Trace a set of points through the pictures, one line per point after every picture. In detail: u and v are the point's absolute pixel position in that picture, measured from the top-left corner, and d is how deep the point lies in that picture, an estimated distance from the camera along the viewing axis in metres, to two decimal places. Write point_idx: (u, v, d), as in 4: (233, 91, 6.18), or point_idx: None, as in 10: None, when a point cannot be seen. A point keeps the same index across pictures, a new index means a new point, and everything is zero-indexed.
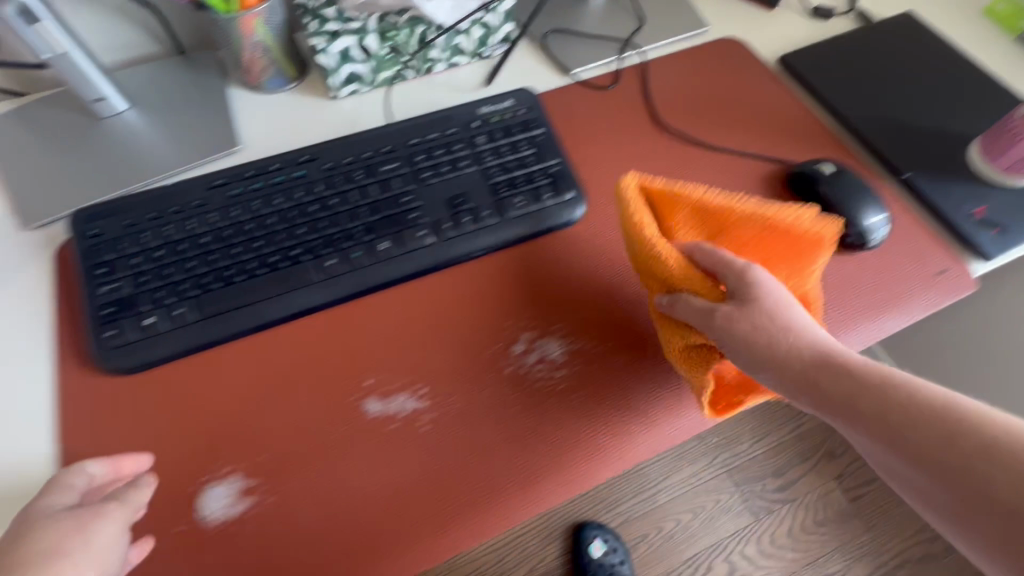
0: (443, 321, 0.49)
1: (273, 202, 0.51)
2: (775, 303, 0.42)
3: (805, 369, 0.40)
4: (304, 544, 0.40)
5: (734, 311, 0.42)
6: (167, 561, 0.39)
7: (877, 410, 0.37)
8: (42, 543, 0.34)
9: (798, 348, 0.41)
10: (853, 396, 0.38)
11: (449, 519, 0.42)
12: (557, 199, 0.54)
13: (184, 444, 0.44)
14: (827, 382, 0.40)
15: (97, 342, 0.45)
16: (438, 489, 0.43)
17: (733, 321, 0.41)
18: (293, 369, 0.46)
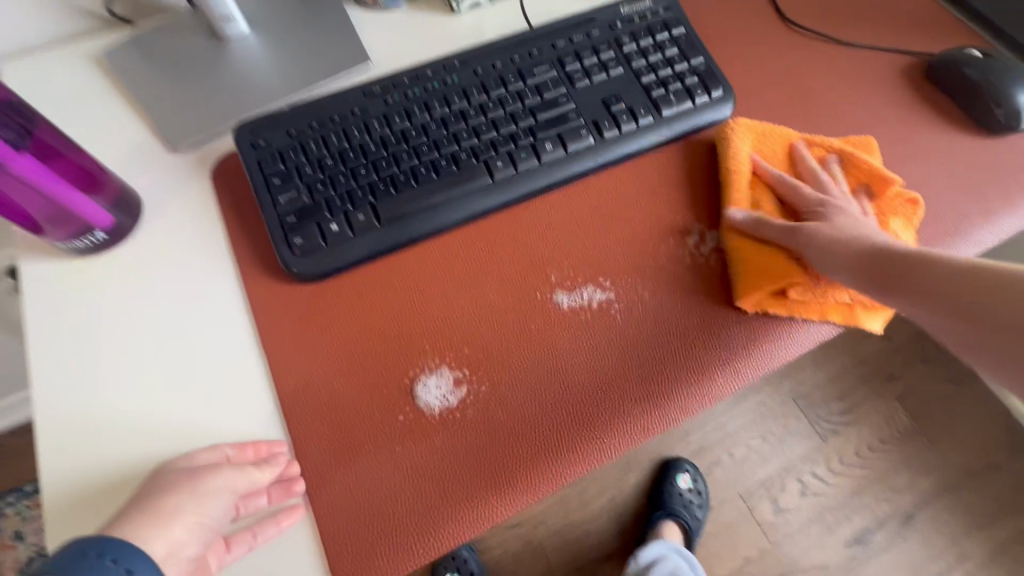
0: (615, 218, 0.49)
1: (432, 107, 0.50)
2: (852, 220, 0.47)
3: (882, 260, 0.43)
4: (524, 426, 0.42)
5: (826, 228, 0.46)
6: (397, 447, 0.41)
7: (909, 268, 0.41)
8: (185, 495, 0.36)
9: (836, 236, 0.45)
10: (929, 276, 0.40)
11: (654, 397, 0.44)
12: (709, 96, 0.53)
13: (387, 342, 0.44)
14: (895, 268, 0.42)
15: (285, 249, 0.45)
16: (640, 371, 0.44)
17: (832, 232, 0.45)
18: (478, 268, 0.47)
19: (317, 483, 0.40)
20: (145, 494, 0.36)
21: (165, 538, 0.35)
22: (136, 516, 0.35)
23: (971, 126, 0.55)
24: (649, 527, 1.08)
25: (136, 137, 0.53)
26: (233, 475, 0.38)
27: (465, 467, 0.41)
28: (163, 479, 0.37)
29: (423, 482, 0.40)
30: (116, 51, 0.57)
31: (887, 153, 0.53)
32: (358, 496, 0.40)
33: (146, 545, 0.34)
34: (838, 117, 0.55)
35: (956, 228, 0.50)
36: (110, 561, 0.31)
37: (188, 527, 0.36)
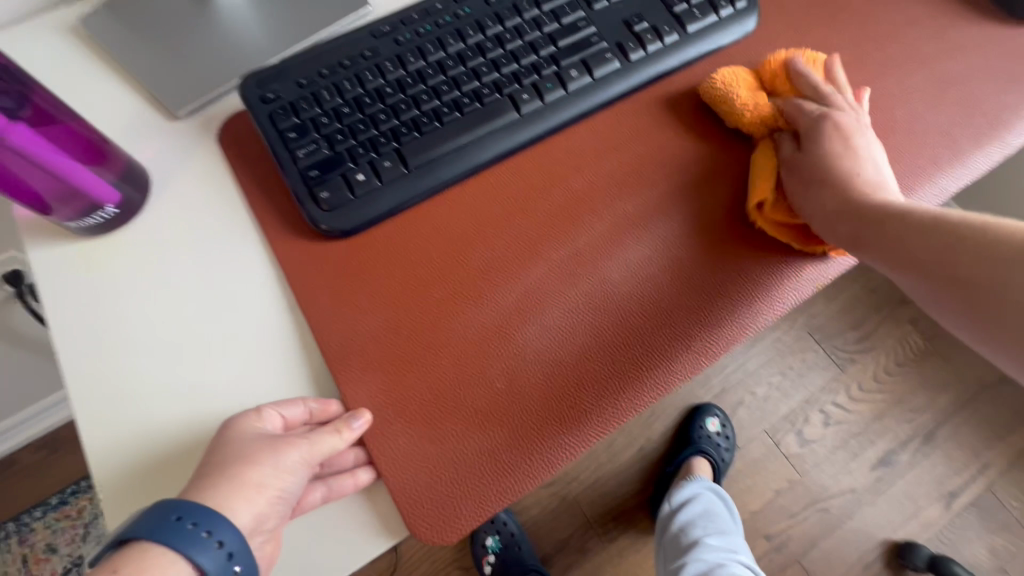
0: (648, 146, 0.47)
1: (447, 41, 0.46)
2: (866, 140, 0.44)
3: (852, 207, 0.41)
4: (582, 360, 0.41)
5: (846, 125, 0.44)
6: (458, 393, 0.40)
7: (902, 229, 0.39)
8: (261, 465, 0.34)
9: (847, 177, 0.43)
10: (931, 236, 0.37)
11: (712, 320, 0.42)
12: (733, 7, 0.50)
13: (435, 288, 0.43)
14: (874, 216, 0.40)
15: (312, 205, 0.42)
16: (695, 298, 0.42)
17: (841, 134, 0.44)
18: (514, 211, 0.45)
19: (379, 443, 0.38)
20: (218, 467, 0.34)
21: (250, 510, 0.33)
22: (217, 490, 0.33)
23: (999, 17, 0.53)
24: (678, 463, 1.09)
25: (130, 107, 0.49)
26: (318, 448, 0.36)
27: (528, 407, 0.39)
28: (239, 444, 0.35)
29: (485, 428, 0.39)
30: (92, 18, 0.52)
31: (919, 52, 0.51)
32: (425, 447, 0.38)
33: (233, 516, 0.33)
34: (866, 19, 0.53)
35: (1001, 120, 0.48)
36: (205, 533, 0.31)
37: (270, 502, 0.34)
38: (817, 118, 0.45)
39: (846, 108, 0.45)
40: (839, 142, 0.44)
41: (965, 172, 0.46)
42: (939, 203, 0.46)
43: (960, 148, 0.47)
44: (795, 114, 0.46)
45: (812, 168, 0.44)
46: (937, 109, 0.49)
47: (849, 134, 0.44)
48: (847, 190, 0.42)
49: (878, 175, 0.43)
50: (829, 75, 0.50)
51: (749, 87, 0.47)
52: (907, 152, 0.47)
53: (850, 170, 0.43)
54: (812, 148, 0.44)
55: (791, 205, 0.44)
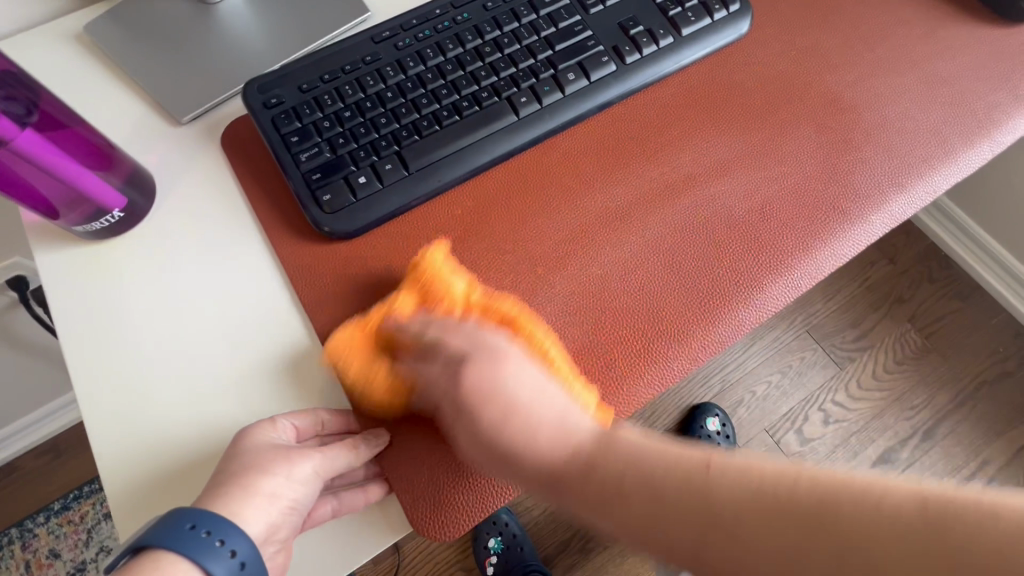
0: (644, 147, 0.48)
1: (446, 46, 0.47)
2: (514, 378, 0.37)
3: (544, 477, 0.35)
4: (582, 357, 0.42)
5: (461, 371, 0.38)
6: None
7: (665, 487, 0.32)
8: (276, 476, 0.35)
9: (513, 446, 0.36)
10: (764, 524, 0.29)
11: (708, 317, 0.43)
12: (727, 11, 0.51)
13: None
14: (584, 469, 0.34)
15: (314, 208, 0.43)
16: (692, 295, 0.43)
17: (488, 399, 0.37)
18: (514, 213, 0.46)
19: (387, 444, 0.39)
20: (234, 475, 0.35)
21: (262, 520, 0.34)
22: (233, 498, 0.34)
23: (989, 17, 0.54)
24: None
25: (136, 113, 0.50)
26: (333, 463, 0.37)
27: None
28: (254, 452, 0.36)
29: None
30: (98, 25, 0.53)
31: (911, 52, 0.52)
32: (430, 445, 0.39)
33: (245, 526, 0.33)
34: (858, 19, 0.54)
35: (991, 118, 0.49)
36: (217, 543, 0.31)
37: (282, 513, 0.35)
38: (463, 357, 0.38)
39: (473, 350, 0.38)
40: (476, 399, 0.37)
41: (957, 170, 0.47)
42: (931, 201, 0.47)
43: (952, 146, 0.48)
44: (421, 383, 0.39)
45: (465, 445, 0.37)
46: (929, 108, 0.49)
47: (486, 386, 0.37)
48: (553, 451, 0.36)
49: (561, 407, 0.37)
50: (821, 75, 0.51)
51: (360, 342, 0.40)
52: (899, 151, 0.48)
53: (500, 421, 0.36)
54: (438, 382, 0.39)
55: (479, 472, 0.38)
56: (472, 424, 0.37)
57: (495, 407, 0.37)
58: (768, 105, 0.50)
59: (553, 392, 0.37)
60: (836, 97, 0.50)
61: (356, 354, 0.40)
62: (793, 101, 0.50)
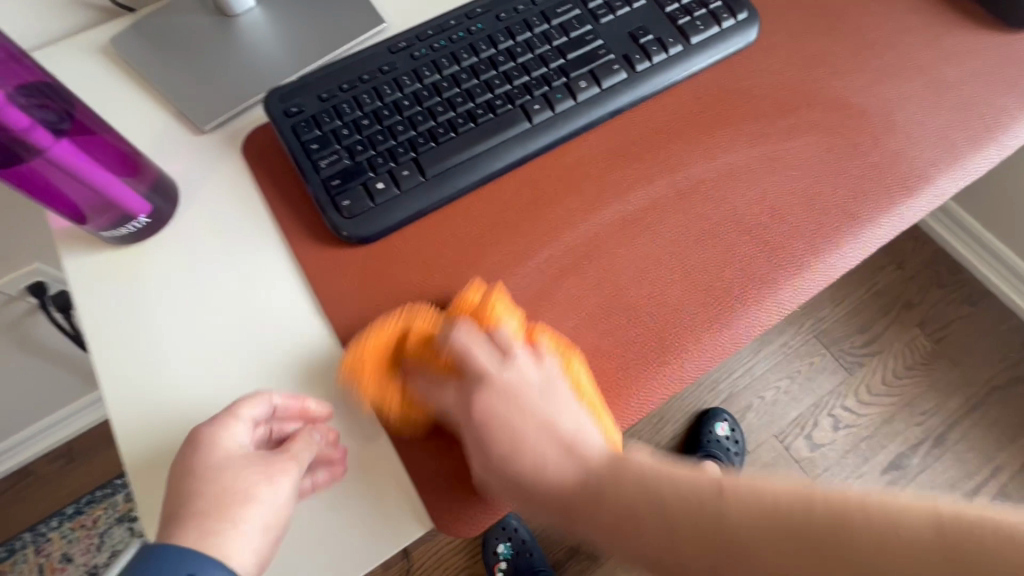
0: (654, 152, 0.49)
1: (461, 56, 0.49)
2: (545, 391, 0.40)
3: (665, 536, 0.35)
4: (595, 359, 0.42)
5: (492, 387, 0.40)
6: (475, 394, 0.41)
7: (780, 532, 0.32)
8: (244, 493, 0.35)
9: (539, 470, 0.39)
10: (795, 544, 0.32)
11: (719, 318, 0.43)
12: (734, 19, 0.52)
13: (453, 291, 0.44)
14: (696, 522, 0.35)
15: (334, 213, 0.44)
16: (704, 297, 0.44)
17: (524, 397, 0.40)
18: (527, 217, 0.47)
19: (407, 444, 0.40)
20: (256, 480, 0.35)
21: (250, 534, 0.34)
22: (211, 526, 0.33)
23: (994, 23, 0.54)
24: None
25: (159, 122, 0.52)
26: (301, 454, 0.37)
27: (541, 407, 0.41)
28: (213, 474, 0.35)
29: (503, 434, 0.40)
30: (124, 39, 0.55)
31: (917, 58, 0.53)
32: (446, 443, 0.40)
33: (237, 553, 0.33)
34: (864, 28, 0.55)
35: (999, 122, 0.49)
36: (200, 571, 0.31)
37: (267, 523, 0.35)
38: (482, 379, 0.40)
39: (492, 372, 0.40)
40: (508, 409, 0.40)
41: (964, 175, 0.48)
42: (939, 204, 0.48)
43: (958, 150, 0.49)
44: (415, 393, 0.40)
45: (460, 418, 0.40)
46: (936, 114, 0.50)
47: (522, 398, 0.40)
48: (698, 484, 0.36)
49: (570, 429, 0.39)
50: (829, 81, 0.52)
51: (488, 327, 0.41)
52: (907, 157, 0.49)
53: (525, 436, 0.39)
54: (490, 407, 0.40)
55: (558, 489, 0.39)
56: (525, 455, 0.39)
57: (487, 432, 0.39)
58: (773, 109, 0.51)
59: (571, 414, 0.40)
60: (844, 103, 0.51)
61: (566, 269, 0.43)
62: (801, 107, 0.51)
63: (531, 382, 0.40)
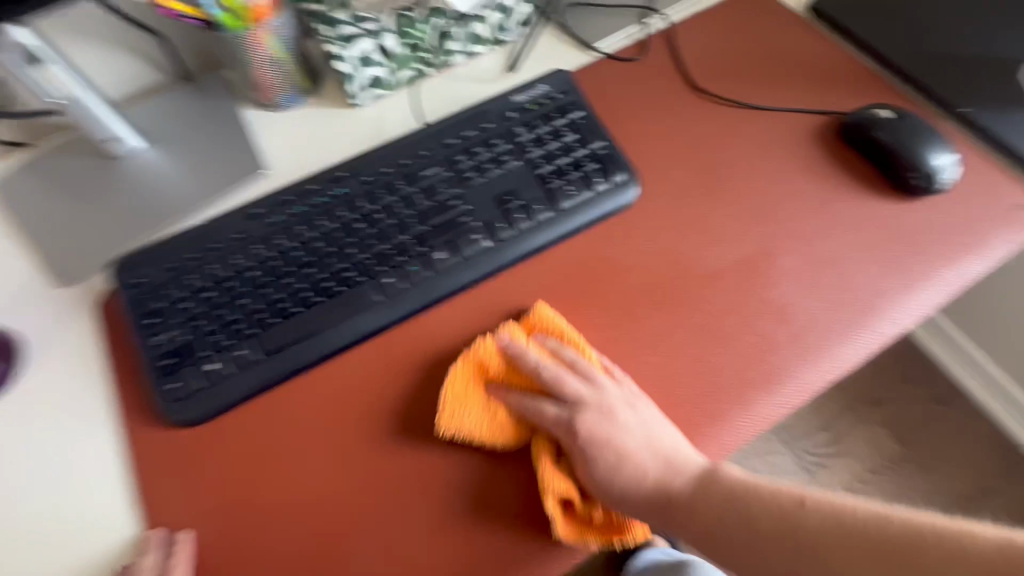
0: (507, 326, 0.47)
1: (318, 224, 0.48)
2: (619, 426, 0.42)
3: (753, 527, 0.39)
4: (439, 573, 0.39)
5: (577, 405, 0.42)
6: None
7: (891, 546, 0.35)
8: None
9: (718, 479, 0.41)
10: (850, 539, 0.36)
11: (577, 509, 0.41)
12: (610, 181, 0.51)
13: (275, 481, 0.42)
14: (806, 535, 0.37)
15: (161, 394, 0.43)
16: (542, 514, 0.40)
17: (593, 407, 0.42)
18: (366, 399, 0.45)
19: None
20: None
21: None
22: None
23: (888, 189, 0.52)
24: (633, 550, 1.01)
25: (25, 270, 0.52)
26: None
27: None
28: None
29: None
30: (12, 179, 0.56)
31: (801, 226, 0.51)
32: None
33: None
34: (749, 190, 0.53)
35: (876, 307, 0.47)
36: None
37: None
38: (576, 404, 0.42)
39: (584, 393, 0.43)
40: (618, 458, 0.41)
41: (835, 366, 0.45)
42: (806, 398, 0.45)
43: (822, 336, 0.46)
44: (553, 429, 0.42)
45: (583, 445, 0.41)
46: (813, 295, 0.48)
47: (613, 415, 0.42)
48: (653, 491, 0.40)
49: (666, 445, 0.42)
50: (705, 250, 0.50)
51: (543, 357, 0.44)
52: (776, 344, 0.46)
53: (671, 483, 0.40)
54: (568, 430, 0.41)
55: (626, 517, 0.40)
56: (588, 459, 0.41)
57: (601, 451, 0.41)
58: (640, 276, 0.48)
59: (624, 416, 0.42)
60: (716, 275, 0.49)
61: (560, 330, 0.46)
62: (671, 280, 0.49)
63: (615, 401, 0.43)
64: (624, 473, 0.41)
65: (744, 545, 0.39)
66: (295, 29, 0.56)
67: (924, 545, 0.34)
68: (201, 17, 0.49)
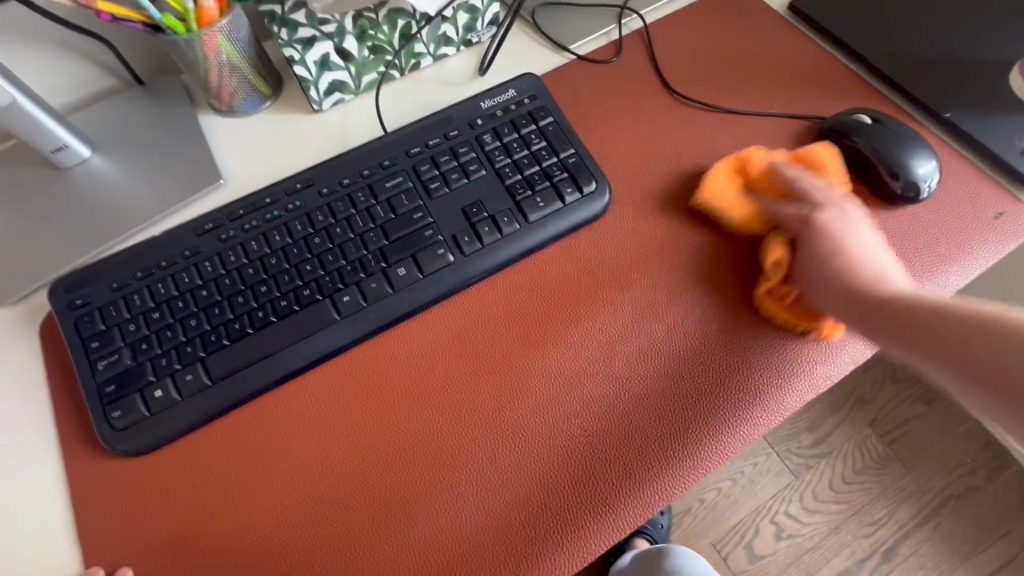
0: (472, 344, 0.45)
1: (272, 240, 0.46)
2: (851, 227, 0.44)
3: (872, 302, 0.39)
4: None
5: (812, 206, 0.46)
6: None
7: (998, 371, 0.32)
8: None
9: (848, 271, 0.41)
10: (933, 334, 0.35)
11: (562, 538, 0.39)
12: (581, 192, 0.49)
13: (224, 514, 0.40)
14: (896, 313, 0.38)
15: (104, 424, 0.41)
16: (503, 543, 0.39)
17: (819, 220, 0.44)
18: (323, 425, 0.43)
19: None
20: None
21: None
22: None
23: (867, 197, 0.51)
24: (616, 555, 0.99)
25: None
26: None
27: None
28: None
29: None
30: None
31: None
32: None
33: None
34: None
35: None
36: None
37: None
38: (811, 210, 0.45)
39: (824, 200, 0.46)
40: (833, 242, 0.43)
41: (811, 385, 0.43)
42: (783, 417, 0.43)
43: (797, 349, 0.44)
44: (795, 226, 0.45)
45: (806, 267, 0.44)
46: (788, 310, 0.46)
47: (851, 228, 0.44)
48: (856, 281, 0.41)
49: (885, 266, 0.42)
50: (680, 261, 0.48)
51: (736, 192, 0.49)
52: (749, 361, 0.44)
53: (851, 264, 0.42)
54: (807, 230, 0.45)
55: (810, 300, 0.43)
56: (806, 265, 0.44)
57: (838, 255, 0.42)
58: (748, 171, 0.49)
59: (854, 217, 0.45)
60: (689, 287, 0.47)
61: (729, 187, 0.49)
62: (644, 292, 0.47)
63: (832, 205, 0.45)
64: (817, 280, 0.42)
65: (981, 364, 0.33)
66: (250, 30, 0.53)
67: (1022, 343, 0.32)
68: (146, 20, 0.47)
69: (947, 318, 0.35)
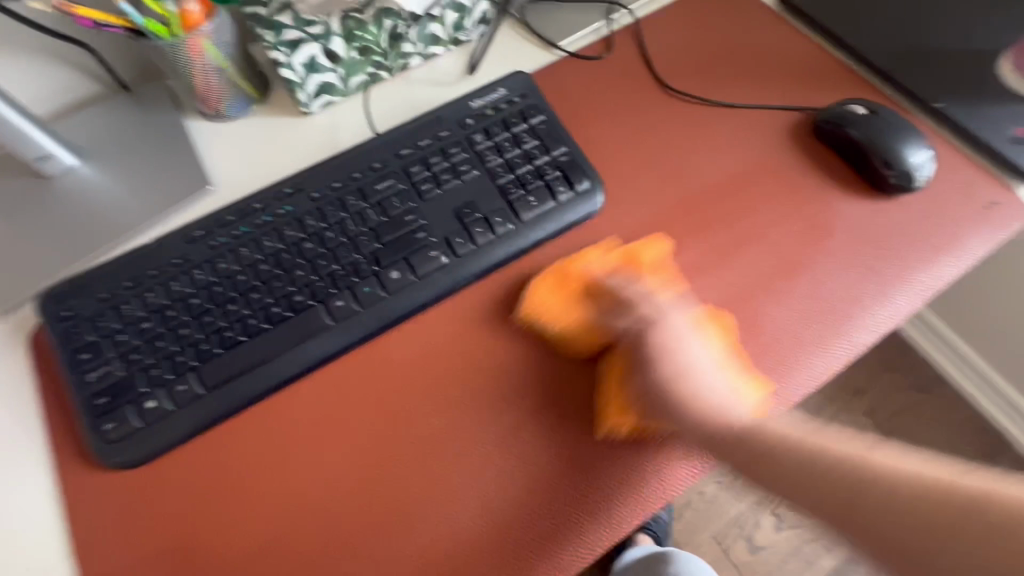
0: (468, 345, 0.45)
1: (263, 246, 0.45)
2: (679, 339, 0.42)
3: (725, 431, 0.40)
4: None
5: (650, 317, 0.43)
6: None
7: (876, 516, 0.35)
8: None
9: (694, 394, 0.40)
10: (857, 483, 0.36)
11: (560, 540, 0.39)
12: (574, 190, 0.49)
13: (219, 523, 0.39)
14: (760, 457, 0.39)
15: (95, 436, 0.40)
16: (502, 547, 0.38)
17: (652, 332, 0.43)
18: (318, 431, 0.42)
19: None
20: None
21: None
22: None
23: (861, 189, 0.51)
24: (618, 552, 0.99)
25: None
26: None
27: None
28: None
29: None
30: None
31: (773, 230, 0.49)
32: None
33: None
34: (719, 193, 0.51)
35: (847, 314, 0.45)
36: None
37: None
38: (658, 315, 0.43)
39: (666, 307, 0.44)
40: (661, 356, 0.42)
41: (807, 379, 0.43)
42: (778, 414, 0.43)
43: (795, 344, 0.44)
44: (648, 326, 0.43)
45: (651, 383, 0.41)
46: (783, 303, 0.46)
47: (680, 344, 0.42)
48: (695, 409, 0.40)
49: (707, 386, 0.40)
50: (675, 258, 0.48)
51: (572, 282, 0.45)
52: (745, 356, 0.44)
53: (694, 390, 0.40)
54: (653, 341, 0.42)
55: (646, 415, 0.41)
56: (655, 393, 0.41)
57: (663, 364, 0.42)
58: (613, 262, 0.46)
59: (698, 339, 0.42)
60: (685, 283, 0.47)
61: (563, 293, 0.44)
62: None
63: (670, 315, 0.43)
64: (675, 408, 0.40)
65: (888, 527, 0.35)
66: (236, 33, 0.52)
67: (952, 512, 0.34)
68: (127, 25, 0.46)
69: (890, 483, 0.35)
